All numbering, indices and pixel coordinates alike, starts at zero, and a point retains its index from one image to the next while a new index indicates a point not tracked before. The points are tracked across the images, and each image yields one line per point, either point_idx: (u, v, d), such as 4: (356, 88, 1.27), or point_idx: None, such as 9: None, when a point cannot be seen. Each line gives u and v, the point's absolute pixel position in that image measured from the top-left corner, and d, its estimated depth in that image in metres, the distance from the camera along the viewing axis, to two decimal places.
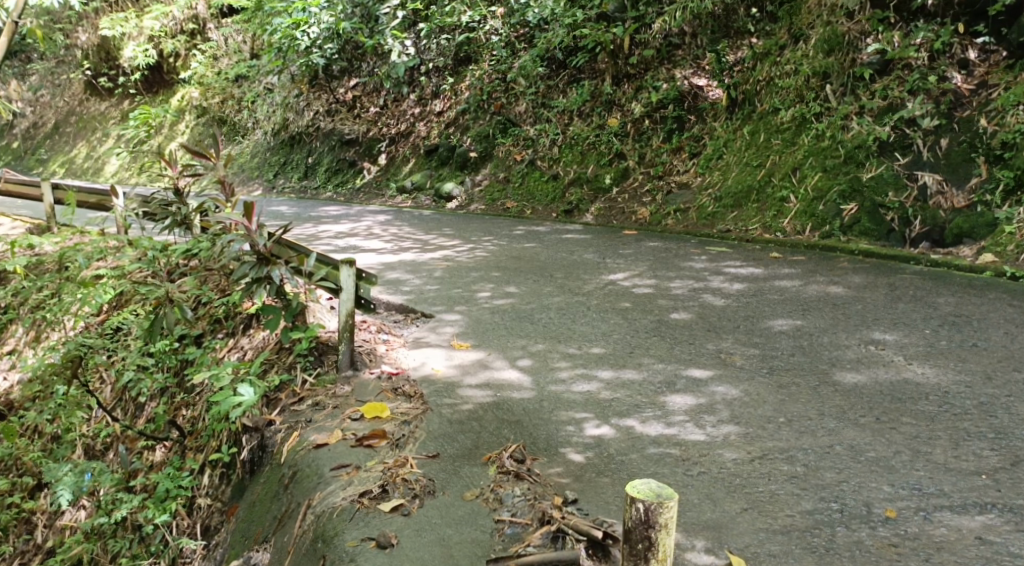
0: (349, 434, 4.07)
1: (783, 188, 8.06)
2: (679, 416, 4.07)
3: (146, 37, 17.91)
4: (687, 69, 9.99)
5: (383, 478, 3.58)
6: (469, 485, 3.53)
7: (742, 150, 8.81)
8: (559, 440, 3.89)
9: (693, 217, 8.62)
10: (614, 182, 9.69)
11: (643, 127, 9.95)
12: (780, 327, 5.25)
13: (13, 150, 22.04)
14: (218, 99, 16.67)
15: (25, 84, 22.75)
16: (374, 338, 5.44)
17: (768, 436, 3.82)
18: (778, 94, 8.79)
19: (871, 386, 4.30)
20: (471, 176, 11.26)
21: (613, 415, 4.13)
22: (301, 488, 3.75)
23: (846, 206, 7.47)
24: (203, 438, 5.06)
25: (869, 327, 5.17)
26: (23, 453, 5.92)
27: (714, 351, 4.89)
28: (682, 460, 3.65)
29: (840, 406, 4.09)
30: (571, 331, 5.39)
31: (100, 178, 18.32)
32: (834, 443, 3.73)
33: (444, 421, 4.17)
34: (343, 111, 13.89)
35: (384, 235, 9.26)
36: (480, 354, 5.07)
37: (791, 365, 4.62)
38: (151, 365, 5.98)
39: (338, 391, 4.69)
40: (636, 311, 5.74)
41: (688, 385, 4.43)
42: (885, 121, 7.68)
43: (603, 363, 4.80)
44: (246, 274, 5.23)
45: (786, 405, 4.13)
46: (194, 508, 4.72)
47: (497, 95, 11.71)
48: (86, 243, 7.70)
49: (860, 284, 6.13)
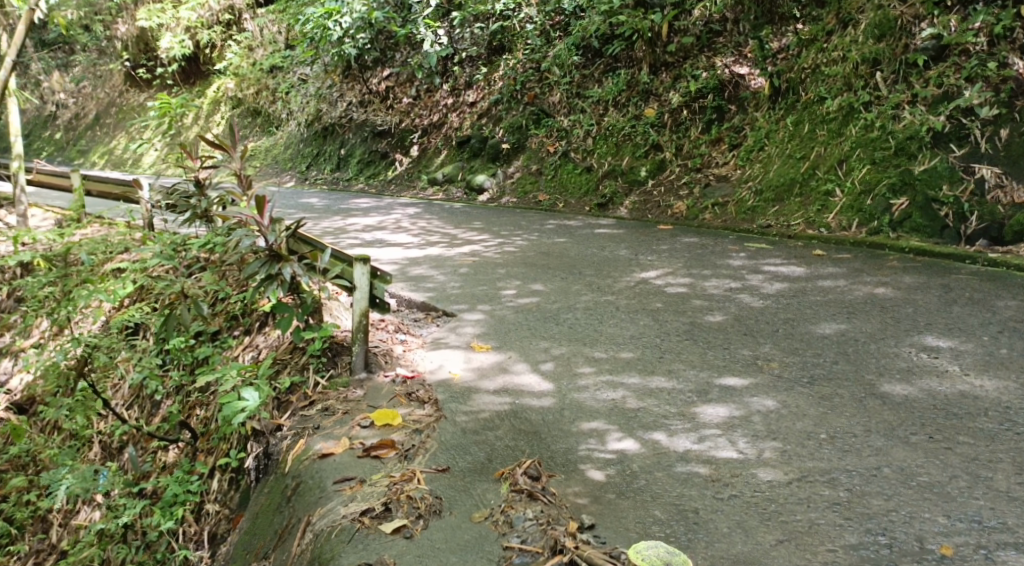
0: (357, 443, 3.83)
1: (828, 181, 7.64)
2: (711, 430, 3.75)
3: (183, 27, 17.91)
4: (728, 56, 9.56)
5: (388, 495, 3.33)
6: (479, 506, 3.27)
7: (784, 141, 8.40)
8: (579, 456, 3.60)
9: (731, 211, 8.24)
10: (650, 175, 9.32)
11: (681, 117, 9.56)
12: (823, 332, 4.89)
13: (56, 141, 22.28)
14: (253, 90, 16.54)
15: (68, 75, 22.99)
16: (391, 339, 5.20)
17: (808, 455, 3.49)
18: (825, 82, 8.35)
19: (922, 399, 3.94)
20: (503, 169, 10.98)
21: (639, 427, 3.83)
22: (303, 502, 3.52)
23: (895, 201, 7.04)
24: (214, 440, 4.84)
25: (922, 333, 4.78)
26: (41, 449, 5.75)
27: (750, 358, 4.55)
28: (711, 481, 3.34)
29: (888, 422, 3.73)
30: (598, 333, 5.09)
31: (138, 169, 18.41)
32: (882, 464, 3.39)
33: (459, 431, 3.91)
34: (376, 101, 13.70)
35: (412, 229, 9.03)
36: (500, 357, 4.79)
37: (834, 375, 4.27)
38: (168, 363, 5.78)
39: (350, 396, 4.46)
40: (667, 312, 5.42)
41: (722, 394, 4.11)
42: (939, 110, 7.21)
43: (630, 369, 4.49)
44: (257, 271, 5.01)
45: (829, 419, 3.79)
46: (201, 515, 4.49)
47: (531, 84, 11.38)
48: (110, 236, 7.58)
49: (910, 285, 5.73)
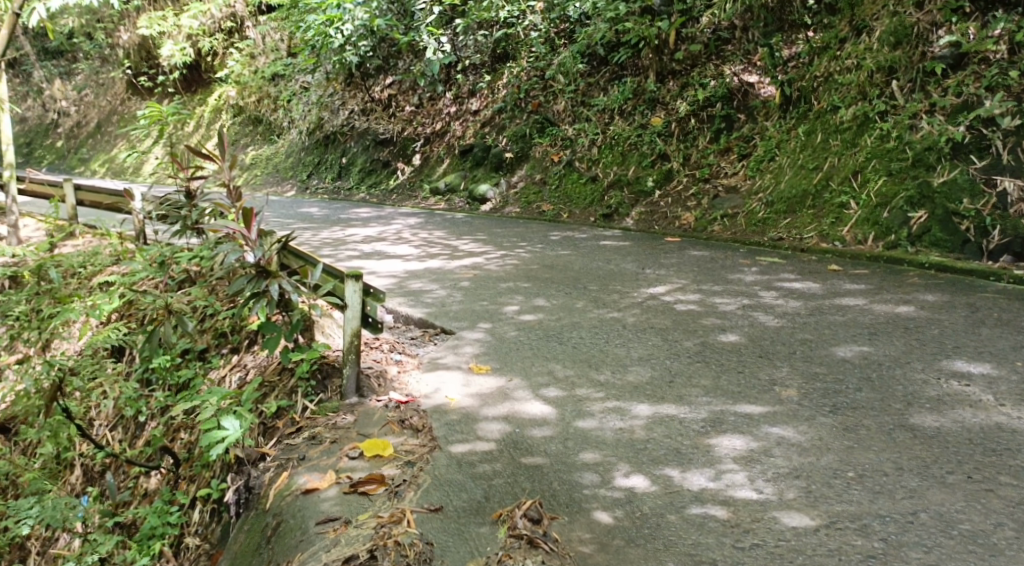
0: (344, 477, 3.56)
1: (842, 194, 7.35)
2: (727, 465, 3.47)
3: (184, 35, 17.67)
4: (737, 64, 9.30)
5: (373, 539, 3.06)
6: (474, 554, 3.00)
7: (796, 151, 8.10)
8: (584, 495, 3.32)
9: (741, 223, 7.95)
10: (657, 185, 9.04)
11: (688, 126, 9.28)
12: (844, 354, 4.59)
13: (57, 149, 22.06)
14: (255, 98, 16.30)
15: (70, 83, 22.87)
16: (385, 359, 4.91)
17: (835, 497, 3.22)
18: (838, 91, 8.05)
19: (956, 432, 3.65)
20: (506, 178, 10.69)
21: (649, 462, 3.53)
22: (283, 545, 3.25)
23: (914, 214, 6.74)
24: (196, 467, 4.56)
25: (950, 357, 4.49)
26: (20, 472, 5.42)
27: (767, 383, 4.25)
28: (730, 528, 3.08)
29: (921, 458, 3.45)
30: (604, 353, 4.80)
31: (138, 176, 18.19)
32: (916, 509, 3.13)
33: (454, 463, 3.62)
34: (377, 109, 13.44)
35: (413, 240, 8.76)
36: (501, 380, 4.50)
37: (858, 403, 3.97)
38: (154, 384, 5.52)
39: (339, 421, 4.17)
40: (677, 331, 5.12)
41: (738, 425, 3.81)
42: (959, 120, 6.89)
43: (639, 395, 4.19)
44: (243, 287, 4.75)
45: (854, 454, 3.51)
46: (181, 549, 4.21)
47: (535, 93, 11.11)
48: (100, 248, 7.34)
49: (934, 304, 5.43)
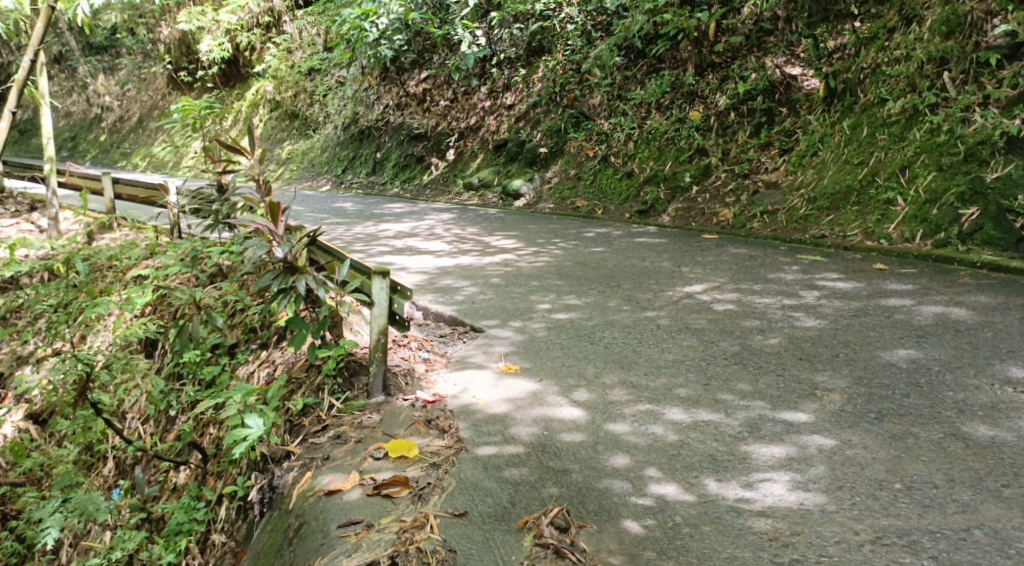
0: (367, 478, 3.46)
1: (888, 189, 7.10)
2: (765, 474, 3.31)
3: (223, 30, 17.78)
4: (779, 56, 9.01)
5: (395, 545, 2.97)
6: (499, 562, 2.90)
7: (840, 146, 7.84)
8: (614, 502, 3.19)
9: (782, 220, 7.75)
10: (695, 180, 8.84)
11: (728, 120, 9.04)
12: (893, 358, 4.38)
13: (100, 143, 22.37)
14: (292, 93, 16.23)
15: (113, 79, 23.22)
16: (413, 357, 4.82)
17: (881, 510, 3.05)
18: (885, 83, 7.77)
19: (1012, 442, 3.44)
20: (540, 174, 10.54)
21: (683, 469, 3.39)
22: (304, 548, 3.17)
23: (965, 211, 6.46)
24: (223, 463, 4.49)
25: (1005, 362, 4.25)
26: (55, 464, 5.40)
27: (809, 388, 4.06)
28: (769, 541, 2.93)
29: (974, 470, 3.26)
30: (637, 354, 4.65)
31: (178, 171, 18.37)
32: (970, 525, 2.95)
33: (480, 466, 3.51)
34: (412, 104, 13.37)
35: (446, 235, 8.67)
36: (530, 381, 4.37)
37: (905, 410, 3.77)
38: (184, 379, 5.49)
39: (364, 420, 4.07)
40: (715, 331, 4.95)
41: (776, 432, 3.64)
42: (1014, 113, 6.59)
43: (673, 399, 4.03)
44: (270, 283, 4.65)
45: (903, 464, 3.32)
46: (207, 547, 4.16)
47: (571, 86, 10.96)
48: (136, 241, 7.35)
49: (988, 306, 5.18)
